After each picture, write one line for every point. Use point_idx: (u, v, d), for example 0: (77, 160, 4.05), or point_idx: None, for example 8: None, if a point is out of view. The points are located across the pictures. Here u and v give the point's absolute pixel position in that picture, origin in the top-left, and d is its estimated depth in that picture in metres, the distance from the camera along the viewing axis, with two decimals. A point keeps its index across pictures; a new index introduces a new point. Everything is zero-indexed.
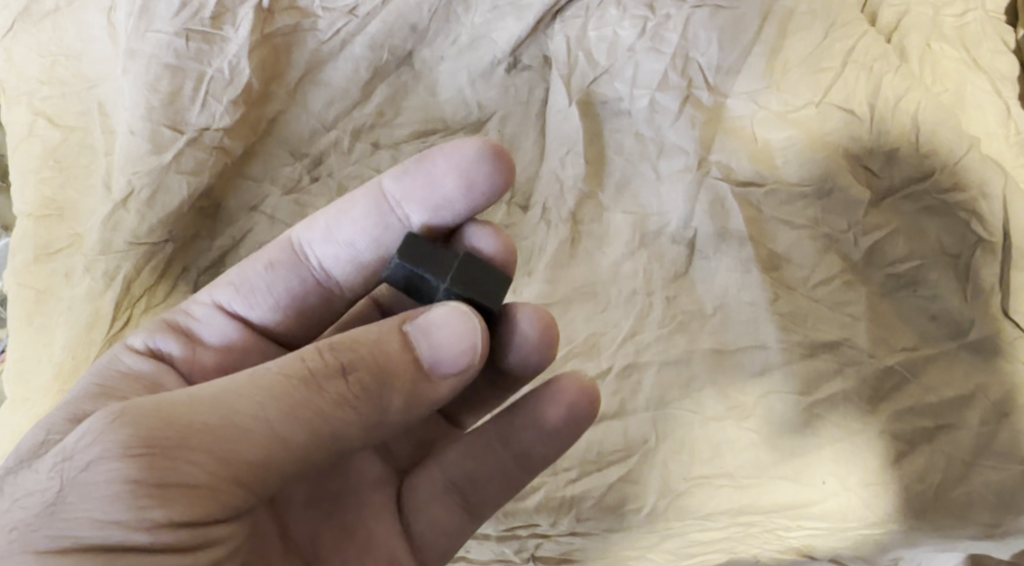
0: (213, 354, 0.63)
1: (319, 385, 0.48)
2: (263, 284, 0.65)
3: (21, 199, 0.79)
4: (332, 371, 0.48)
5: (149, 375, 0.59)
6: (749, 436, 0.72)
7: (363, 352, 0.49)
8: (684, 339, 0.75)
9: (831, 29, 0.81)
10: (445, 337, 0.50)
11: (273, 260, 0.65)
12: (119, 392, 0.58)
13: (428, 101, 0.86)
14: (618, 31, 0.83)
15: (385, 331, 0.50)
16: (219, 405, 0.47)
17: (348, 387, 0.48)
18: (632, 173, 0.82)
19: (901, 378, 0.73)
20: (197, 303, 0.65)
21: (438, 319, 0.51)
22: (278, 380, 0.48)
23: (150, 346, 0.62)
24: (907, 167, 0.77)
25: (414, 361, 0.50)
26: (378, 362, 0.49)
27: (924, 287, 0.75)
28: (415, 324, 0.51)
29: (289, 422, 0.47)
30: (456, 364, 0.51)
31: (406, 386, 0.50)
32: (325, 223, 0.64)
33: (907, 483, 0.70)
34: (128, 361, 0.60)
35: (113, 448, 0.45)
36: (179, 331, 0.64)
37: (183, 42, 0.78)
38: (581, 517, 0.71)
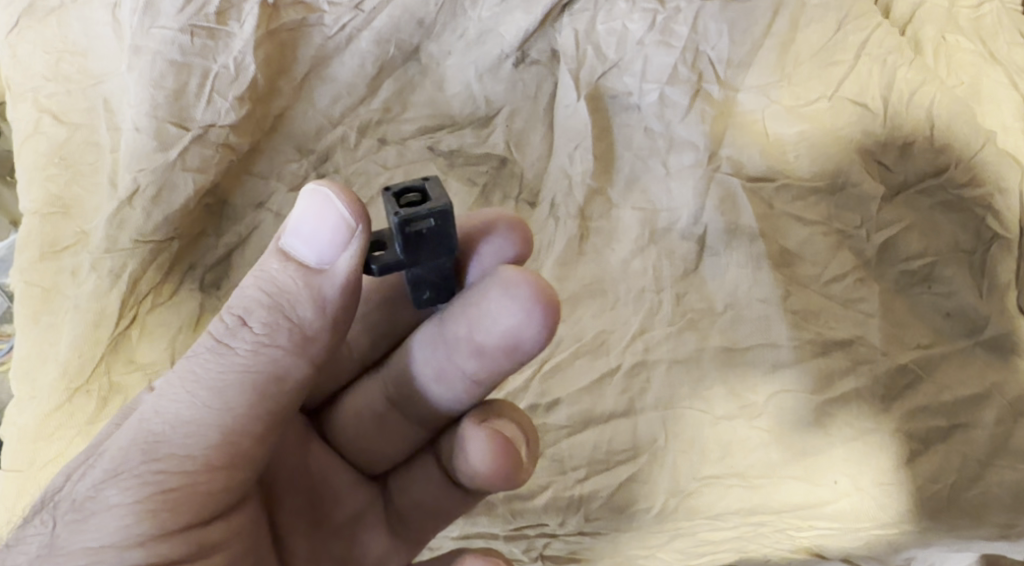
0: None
1: (232, 345, 0.50)
2: None
3: (27, 197, 0.78)
4: (234, 323, 0.50)
5: None
6: (760, 435, 0.70)
7: (250, 290, 0.50)
8: (695, 337, 0.73)
9: (845, 20, 0.81)
10: (307, 225, 0.49)
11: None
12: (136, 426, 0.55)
13: (435, 96, 0.85)
14: (627, 24, 0.83)
15: (264, 262, 0.51)
16: (154, 408, 0.49)
17: (260, 334, 0.50)
18: (641, 168, 0.81)
19: (915, 376, 0.72)
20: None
21: (296, 209, 0.50)
22: (194, 359, 0.50)
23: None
24: (920, 163, 0.77)
25: (297, 269, 0.50)
26: (274, 296, 0.50)
27: (939, 283, 0.75)
28: (286, 240, 0.51)
29: (218, 389, 0.49)
30: (332, 235, 0.49)
31: (305, 294, 0.49)
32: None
33: (923, 483, 0.69)
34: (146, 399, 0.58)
35: (91, 480, 0.48)
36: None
37: (188, 38, 0.77)
38: (590, 517, 0.70)
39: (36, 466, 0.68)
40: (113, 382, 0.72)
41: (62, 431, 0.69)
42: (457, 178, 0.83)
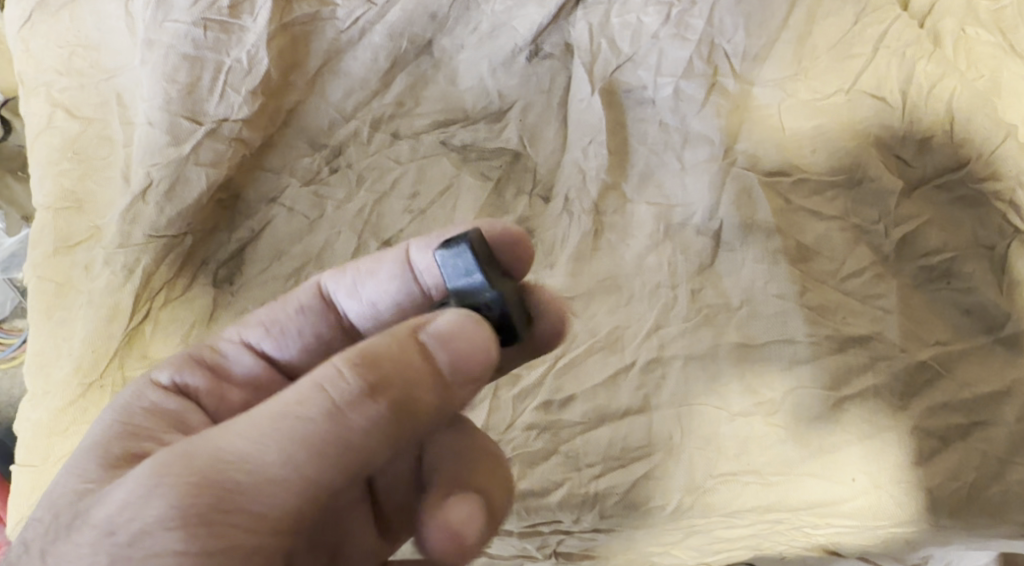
0: (242, 397, 0.59)
1: (345, 418, 0.46)
2: (292, 326, 0.61)
3: (40, 191, 0.78)
4: (356, 398, 0.46)
5: (175, 412, 0.56)
6: (776, 431, 0.70)
7: (385, 369, 0.46)
8: (710, 332, 0.73)
9: (863, 13, 0.80)
10: (460, 345, 0.48)
11: (305, 303, 0.61)
12: (147, 433, 0.54)
13: (448, 90, 0.84)
14: (642, 17, 0.82)
15: (403, 343, 0.48)
16: (249, 454, 0.45)
17: (375, 417, 0.46)
18: (656, 163, 0.80)
19: (934, 373, 0.71)
20: (227, 340, 0.61)
21: (447, 328, 0.48)
22: (301, 417, 0.45)
23: (175, 381, 0.58)
24: (940, 156, 0.76)
25: (433, 371, 0.48)
26: (403, 382, 0.47)
27: (958, 280, 0.74)
28: (425, 332, 0.48)
29: (319, 461, 0.46)
30: (473, 368, 0.49)
31: (431, 392, 0.48)
32: (353, 282, 0.62)
33: (940, 481, 0.68)
34: (152, 399, 0.56)
35: (154, 520, 0.45)
36: (208, 370, 0.59)
37: (201, 31, 0.77)
38: (604, 514, 0.69)
39: (49, 461, 0.69)
40: (126, 377, 0.72)
41: (76, 424, 0.70)
42: (470, 173, 0.82)
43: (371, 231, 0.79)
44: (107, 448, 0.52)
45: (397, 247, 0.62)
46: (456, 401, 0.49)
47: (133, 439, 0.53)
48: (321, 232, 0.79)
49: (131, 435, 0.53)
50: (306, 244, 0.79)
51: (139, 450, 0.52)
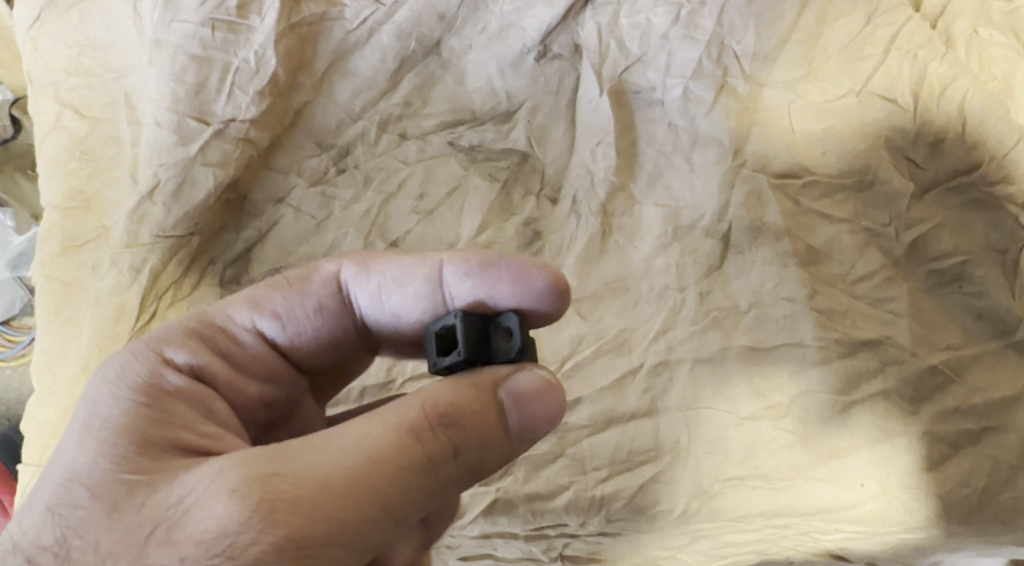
0: (257, 383, 0.59)
1: (434, 469, 0.48)
2: (308, 323, 0.60)
3: (48, 191, 0.78)
4: (445, 455, 0.48)
5: (204, 399, 0.55)
6: (784, 436, 0.69)
7: (469, 431, 0.49)
8: (719, 335, 0.72)
9: (875, 14, 0.79)
10: (536, 408, 0.51)
11: (323, 301, 0.60)
12: (182, 419, 0.52)
13: (456, 91, 0.84)
14: (652, 18, 0.81)
15: (486, 399, 0.50)
16: (349, 494, 0.46)
17: (457, 470, 0.49)
18: (664, 165, 0.80)
19: (945, 378, 0.70)
20: (238, 324, 0.59)
21: (530, 384, 0.50)
22: (398, 463, 0.47)
23: (191, 362, 0.56)
24: (952, 159, 0.76)
25: (504, 429, 0.50)
26: (481, 439, 0.49)
27: (969, 284, 0.74)
28: (506, 388, 0.50)
29: (407, 505, 0.48)
30: (538, 433, 0.52)
31: (499, 454, 0.51)
32: (371, 292, 0.60)
33: (951, 488, 0.67)
34: (172, 380, 0.54)
35: (264, 549, 0.45)
36: (219, 355, 0.58)
37: (209, 32, 0.77)
38: (611, 517, 0.69)
39: None
40: None
41: None
42: (478, 173, 0.82)
43: (378, 232, 0.79)
44: (149, 441, 0.51)
45: (430, 261, 0.59)
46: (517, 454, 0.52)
47: (177, 429, 0.51)
48: (329, 233, 0.79)
49: (169, 425, 0.52)
50: (313, 245, 0.79)
51: (181, 442, 0.51)
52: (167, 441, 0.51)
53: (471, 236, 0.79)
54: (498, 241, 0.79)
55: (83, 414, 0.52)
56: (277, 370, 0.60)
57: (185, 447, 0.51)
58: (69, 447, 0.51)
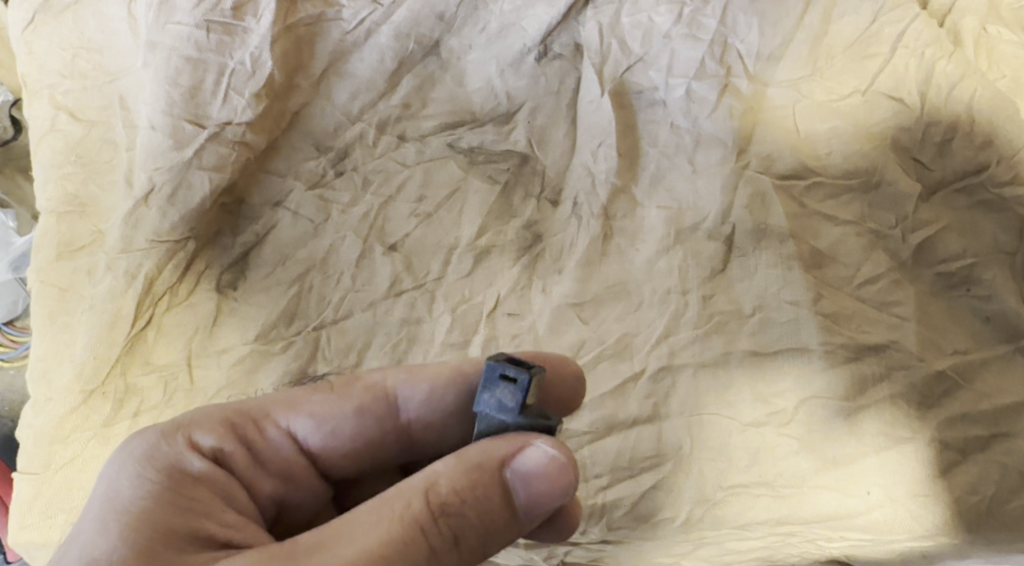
0: (272, 480, 0.58)
1: (438, 556, 0.50)
2: (348, 426, 0.60)
3: (42, 195, 0.77)
4: (448, 542, 0.50)
5: (223, 489, 0.55)
6: (789, 442, 0.68)
7: (469, 516, 0.51)
8: (722, 340, 0.71)
9: (881, 12, 0.78)
10: (541, 485, 0.52)
11: (364, 404, 0.60)
12: (201, 506, 0.53)
13: (455, 92, 0.83)
14: (653, 17, 0.81)
15: (486, 482, 0.51)
16: None
17: (460, 555, 0.51)
18: (667, 166, 0.78)
19: (952, 384, 0.69)
20: (270, 421, 0.59)
21: (535, 457, 0.52)
22: (406, 553, 0.49)
23: (216, 448, 0.56)
24: (960, 160, 0.75)
25: (507, 508, 0.52)
26: (482, 524, 0.51)
27: (978, 287, 0.72)
28: (510, 467, 0.52)
29: None
30: (541, 508, 0.53)
31: (502, 532, 0.53)
32: (422, 397, 0.60)
33: (959, 496, 0.66)
34: (195, 464, 0.54)
35: None
36: (245, 446, 0.58)
37: (204, 34, 0.75)
38: (613, 525, 0.68)
39: (51, 468, 0.69)
40: (129, 383, 0.71)
41: (78, 432, 0.69)
42: (477, 176, 0.80)
43: (376, 235, 0.78)
44: (167, 530, 0.51)
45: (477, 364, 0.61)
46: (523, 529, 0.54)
47: (199, 517, 0.52)
48: (327, 236, 0.78)
49: (190, 516, 0.52)
50: (311, 248, 0.77)
51: (201, 531, 0.51)
52: (185, 534, 0.51)
53: (471, 239, 0.78)
54: (498, 243, 0.78)
55: (101, 499, 0.52)
56: (297, 472, 0.59)
57: (203, 535, 0.51)
58: (85, 532, 0.50)
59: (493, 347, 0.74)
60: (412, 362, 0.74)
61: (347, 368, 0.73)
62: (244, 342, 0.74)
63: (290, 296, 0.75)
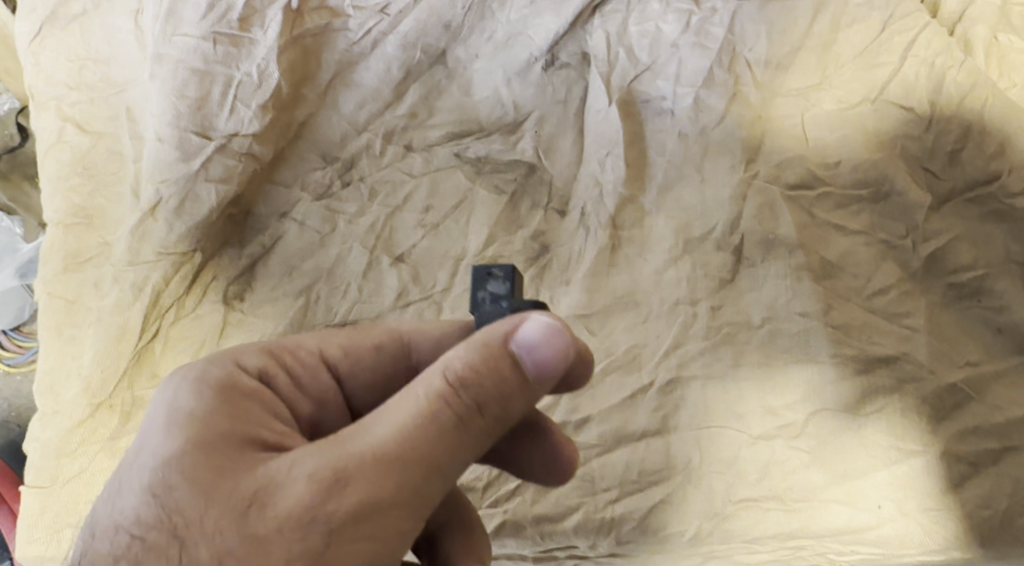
0: (309, 403, 0.57)
1: (465, 427, 0.48)
2: (369, 363, 0.58)
3: (50, 207, 0.77)
4: (470, 413, 0.48)
5: (268, 400, 0.53)
6: (799, 455, 0.68)
7: (485, 385, 0.48)
8: (731, 351, 0.71)
9: (890, 20, 0.78)
10: (545, 353, 0.48)
11: (381, 343, 0.59)
12: (251, 413, 0.51)
13: (462, 101, 0.83)
14: (661, 26, 0.81)
15: (493, 355, 0.48)
16: (402, 463, 0.47)
17: (485, 423, 0.49)
18: (675, 176, 0.78)
19: (964, 396, 0.68)
20: (302, 346, 0.58)
21: (532, 330, 0.49)
22: (438, 427, 0.48)
23: (261, 368, 0.55)
24: (971, 170, 0.74)
25: (521, 377, 0.49)
26: (501, 394, 0.49)
27: (989, 298, 0.72)
28: (514, 340, 0.49)
29: (454, 465, 0.48)
30: (552, 373, 0.49)
31: (523, 399, 0.49)
32: (436, 339, 0.59)
33: (971, 511, 0.65)
34: (243, 377, 0.53)
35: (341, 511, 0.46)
36: (285, 369, 0.56)
37: (210, 45, 0.75)
38: (621, 539, 0.67)
39: (59, 481, 0.68)
40: (137, 396, 0.71)
41: (85, 445, 0.69)
42: (485, 186, 0.80)
43: (383, 246, 0.78)
44: (223, 432, 0.50)
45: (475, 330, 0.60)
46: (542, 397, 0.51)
47: (251, 422, 0.51)
48: (334, 247, 0.77)
49: (243, 419, 0.51)
50: (317, 259, 0.77)
51: (255, 435, 0.50)
52: (241, 437, 0.50)
53: (478, 249, 0.78)
54: (505, 254, 0.77)
55: (161, 409, 0.51)
56: (329, 396, 0.58)
57: (257, 439, 0.50)
58: (150, 440, 0.50)
59: None
60: None
61: None
62: None
63: (298, 306, 0.75)
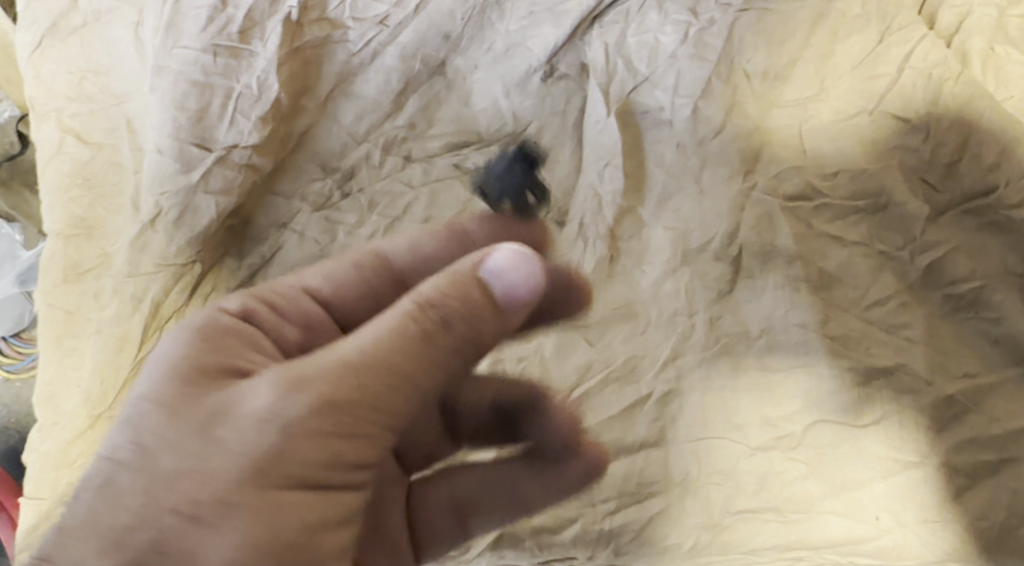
0: (297, 333, 0.54)
1: (433, 342, 0.47)
2: (350, 278, 0.57)
3: (49, 217, 0.77)
4: (437, 328, 0.48)
5: (249, 335, 0.51)
6: (797, 467, 0.68)
7: (452, 307, 0.48)
8: (728, 362, 0.71)
9: (888, 32, 0.79)
10: (512, 278, 0.50)
11: (360, 262, 0.58)
12: (232, 346, 0.50)
13: (461, 111, 0.83)
14: (659, 37, 0.81)
15: (462, 279, 0.49)
16: (371, 371, 0.46)
17: (453, 339, 0.48)
18: (674, 187, 0.78)
19: (962, 408, 0.69)
20: (286, 284, 0.57)
21: (499, 257, 0.50)
22: (408, 340, 0.47)
23: (244, 307, 0.53)
24: (969, 181, 0.74)
25: (490, 302, 0.49)
26: (468, 314, 0.48)
27: (987, 309, 0.72)
28: (483, 270, 0.50)
29: (424, 380, 0.48)
30: (522, 296, 0.50)
31: (491, 320, 0.50)
32: (410, 247, 0.59)
33: (969, 523, 0.65)
34: (225, 317, 0.51)
35: (303, 414, 0.45)
36: (269, 306, 0.54)
37: (211, 58, 0.76)
38: (620, 551, 0.67)
39: (57, 493, 0.68)
40: None
41: (84, 456, 0.69)
42: None
43: None
44: (202, 361, 0.48)
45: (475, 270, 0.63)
46: (511, 325, 0.51)
47: (227, 350, 0.49)
48: (333, 258, 0.78)
49: (224, 348, 0.49)
50: None
51: (233, 365, 0.49)
52: (218, 365, 0.48)
53: None
54: None
55: (150, 358, 0.49)
56: (318, 323, 0.55)
57: (233, 366, 0.48)
58: (137, 384, 0.48)
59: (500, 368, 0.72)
60: None
61: None
62: None
63: None
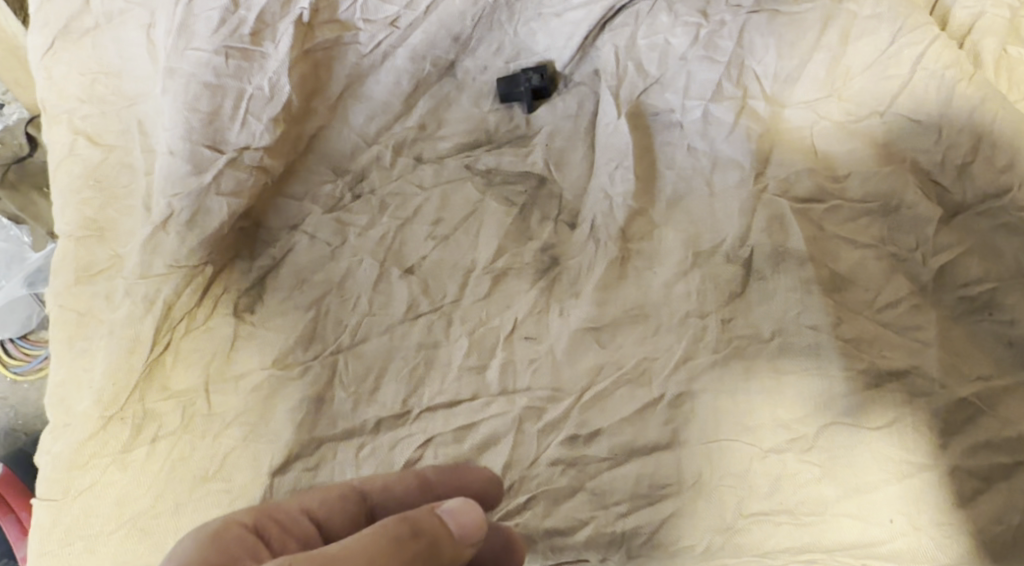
0: (311, 520, 0.59)
1: (406, 546, 0.51)
2: (344, 522, 0.60)
3: (61, 219, 0.78)
4: (410, 537, 0.52)
5: (259, 525, 0.57)
6: (810, 469, 0.67)
7: (424, 530, 0.53)
8: (740, 365, 0.71)
9: (899, 34, 0.77)
10: (468, 519, 0.54)
11: (346, 493, 0.61)
12: (237, 547, 0.54)
13: (471, 112, 0.85)
14: (670, 38, 0.81)
15: (423, 516, 0.53)
16: None
17: (425, 548, 0.52)
18: (684, 189, 0.78)
19: (976, 410, 0.68)
20: (291, 504, 0.59)
21: (453, 505, 0.55)
22: (379, 555, 0.50)
23: (256, 521, 0.57)
24: (981, 183, 0.73)
25: (447, 531, 0.53)
26: (435, 541, 0.52)
27: (1001, 311, 0.71)
28: (441, 509, 0.54)
29: None
30: (472, 536, 0.54)
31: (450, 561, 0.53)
32: (385, 484, 0.63)
33: (984, 526, 0.65)
34: (240, 519, 0.56)
35: None
36: (278, 522, 0.58)
37: (222, 59, 0.75)
38: (632, 554, 0.67)
39: (71, 494, 0.68)
40: (148, 408, 0.71)
41: (97, 458, 0.69)
42: (495, 197, 0.81)
43: (393, 259, 0.78)
44: (216, 550, 0.54)
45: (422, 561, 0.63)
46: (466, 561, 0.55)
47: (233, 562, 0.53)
48: (343, 260, 0.78)
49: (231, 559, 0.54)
50: (328, 271, 0.78)
51: (246, 554, 0.54)
52: None
53: (488, 261, 0.78)
54: (514, 266, 0.78)
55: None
56: None
57: None
58: None
59: (510, 372, 0.73)
60: (429, 387, 0.73)
61: (363, 394, 0.72)
62: (262, 368, 0.73)
63: (307, 319, 0.75)
